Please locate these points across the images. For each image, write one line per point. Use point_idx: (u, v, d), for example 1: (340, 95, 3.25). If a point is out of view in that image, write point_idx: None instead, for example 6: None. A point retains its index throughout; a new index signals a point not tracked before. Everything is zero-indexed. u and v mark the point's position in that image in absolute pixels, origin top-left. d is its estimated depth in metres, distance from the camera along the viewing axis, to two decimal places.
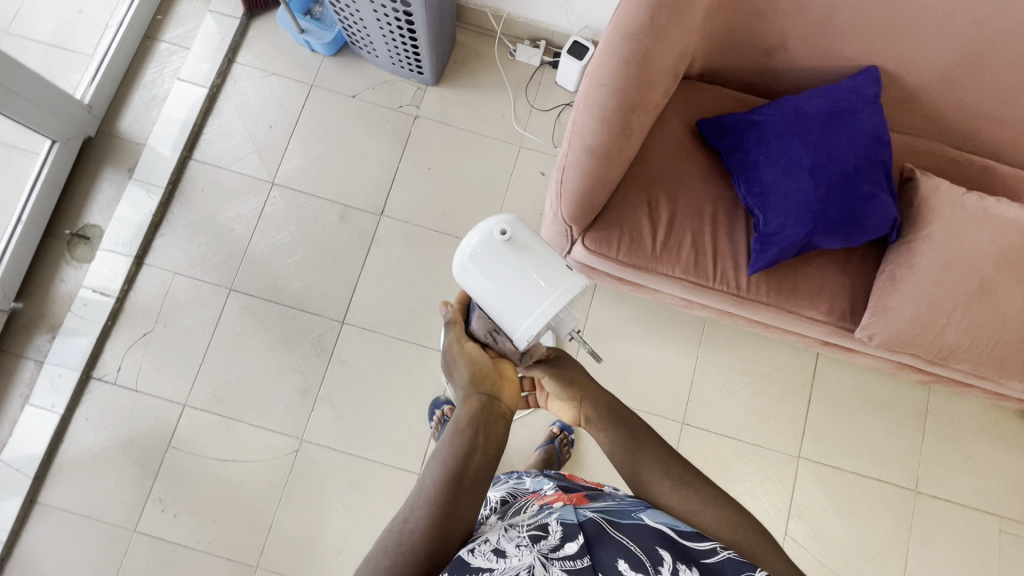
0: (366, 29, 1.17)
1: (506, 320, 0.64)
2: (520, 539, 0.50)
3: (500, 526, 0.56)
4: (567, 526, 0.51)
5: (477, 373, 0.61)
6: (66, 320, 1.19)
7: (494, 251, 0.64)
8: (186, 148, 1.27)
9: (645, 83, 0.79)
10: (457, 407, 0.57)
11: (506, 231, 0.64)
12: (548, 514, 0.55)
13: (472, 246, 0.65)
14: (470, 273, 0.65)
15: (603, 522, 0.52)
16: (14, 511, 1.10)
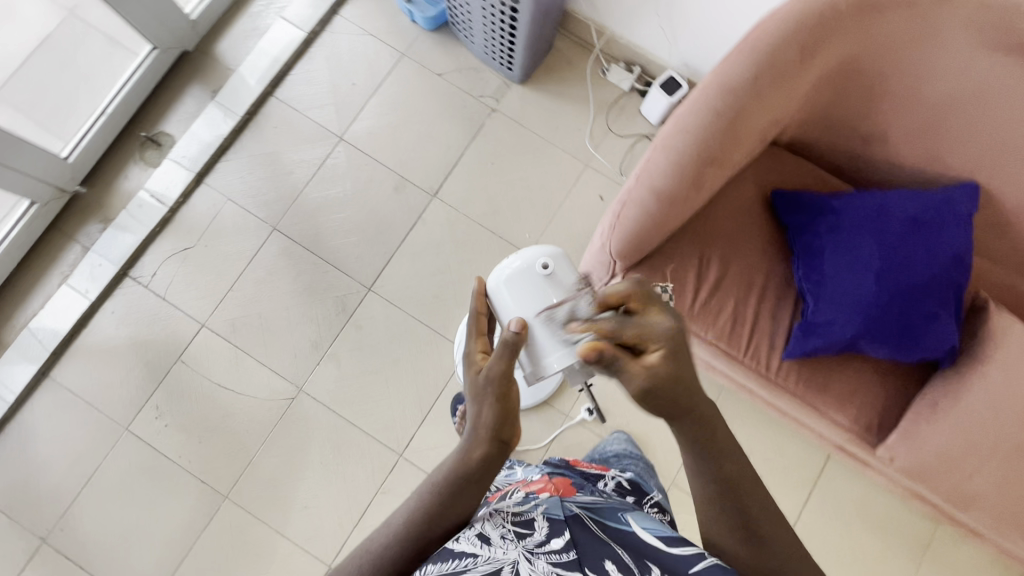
0: (470, 14, 1.16)
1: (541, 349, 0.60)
2: (505, 531, 0.49)
3: (487, 512, 0.55)
4: (553, 521, 0.49)
5: (504, 419, 0.52)
6: (120, 214, 1.22)
7: (535, 281, 0.65)
8: (271, 84, 1.29)
9: (730, 140, 0.75)
10: (474, 452, 0.52)
11: (548, 266, 0.65)
12: (535, 506, 0.53)
13: (517, 270, 0.65)
14: (508, 296, 0.64)
15: (589, 522, 0.50)
16: (25, 379, 1.14)
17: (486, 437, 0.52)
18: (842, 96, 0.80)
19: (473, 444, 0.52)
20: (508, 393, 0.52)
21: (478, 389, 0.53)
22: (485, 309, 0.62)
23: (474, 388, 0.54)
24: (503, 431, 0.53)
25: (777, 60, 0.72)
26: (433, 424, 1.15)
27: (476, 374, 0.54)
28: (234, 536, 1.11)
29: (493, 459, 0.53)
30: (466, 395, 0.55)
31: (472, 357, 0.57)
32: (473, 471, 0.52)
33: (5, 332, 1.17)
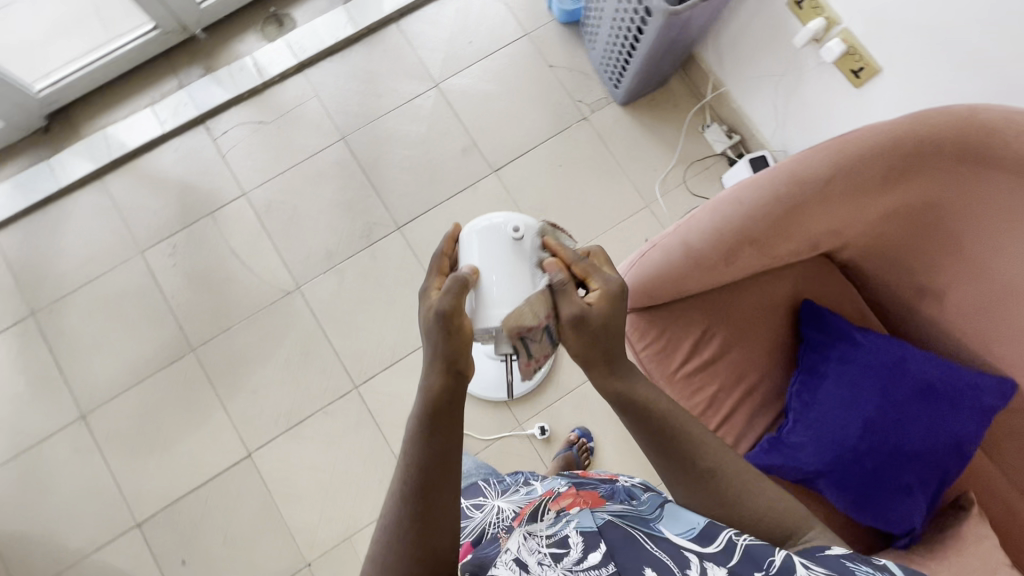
0: (600, 21, 1.17)
1: (481, 302, 0.60)
2: (542, 554, 0.49)
3: (519, 532, 0.55)
4: (586, 537, 0.49)
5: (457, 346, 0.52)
6: (222, 70, 1.30)
7: (508, 243, 0.63)
8: (399, 11, 1.34)
9: (781, 229, 0.73)
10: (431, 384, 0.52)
11: (520, 230, 0.63)
12: (565, 521, 0.53)
13: (489, 227, 0.63)
14: (476, 250, 0.62)
15: (624, 527, 0.51)
16: (81, 172, 1.24)
17: (440, 366, 0.52)
18: (915, 238, 0.75)
19: (429, 374, 0.52)
20: (459, 324, 0.52)
21: (431, 319, 0.53)
22: (452, 254, 0.64)
23: (426, 318, 0.54)
24: (455, 361, 0.52)
25: (858, 172, 0.69)
26: (398, 374, 1.17)
27: (428, 307, 0.55)
28: (185, 387, 1.17)
29: (451, 392, 0.52)
30: (419, 326, 0.55)
31: (427, 292, 0.57)
32: (447, 401, 0.52)
33: (84, 126, 1.28)
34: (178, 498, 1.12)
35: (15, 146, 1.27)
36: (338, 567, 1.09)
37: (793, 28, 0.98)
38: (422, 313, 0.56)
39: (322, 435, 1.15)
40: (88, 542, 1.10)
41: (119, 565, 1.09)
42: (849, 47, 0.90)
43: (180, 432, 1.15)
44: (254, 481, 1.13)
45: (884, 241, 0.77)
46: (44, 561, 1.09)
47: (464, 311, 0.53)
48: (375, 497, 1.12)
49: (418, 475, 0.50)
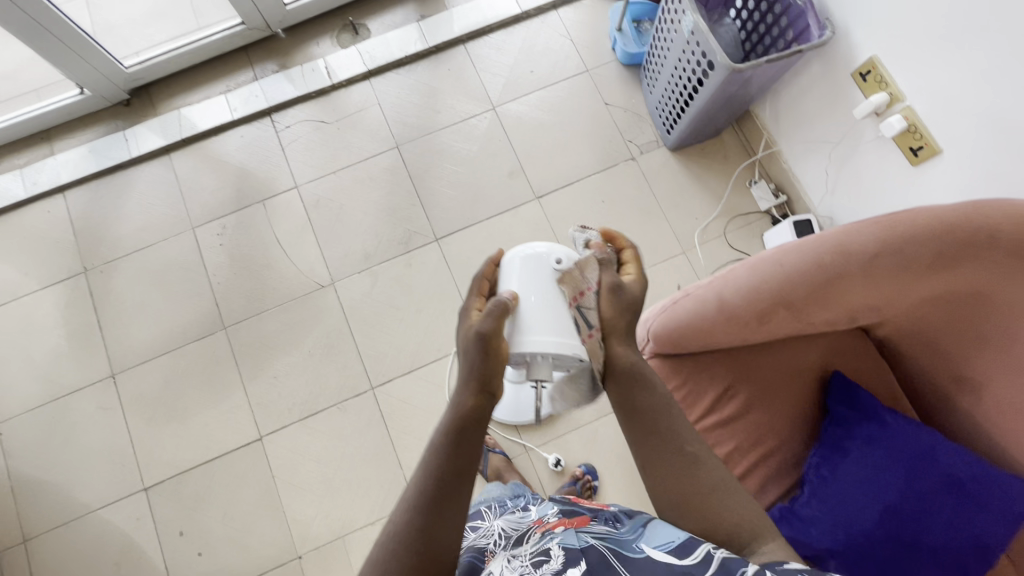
0: (661, 68, 1.19)
1: (515, 327, 0.63)
2: (523, 569, 0.53)
3: (504, 554, 0.59)
4: (569, 551, 0.54)
5: (494, 366, 0.55)
6: (295, 68, 1.37)
7: (549, 274, 0.66)
8: (468, 35, 1.40)
9: (819, 297, 0.73)
10: (464, 402, 0.55)
11: (562, 262, 0.66)
12: (549, 540, 0.57)
13: (533, 257, 0.66)
14: (517, 278, 0.66)
15: (604, 549, 0.53)
16: (152, 146, 1.32)
17: (474, 386, 0.55)
18: (957, 328, 0.73)
19: (461, 392, 0.55)
20: (497, 348, 0.55)
21: (470, 340, 0.56)
22: (491, 279, 0.67)
23: (465, 338, 0.57)
24: (488, 382, 0.55)
25: (905, 253, 0.69)
26: (414, 381, 1.19)
27: (468, 327, 0.58)
28: (211, 363, 1.21)
29: (479, 410, 0.55)
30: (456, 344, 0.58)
31: (467, 312, 0.61)
32: (473, 419, 0.54)
33: (162, 105, 1.36)
34: (186, 470, 1.15)
35: (97, 114, 1.36)
36: (327, 564, 1.10)
37: (854, 99, 0.98)
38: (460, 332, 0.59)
39: (332, 430, 1.17)
40: (96, 498, 1.14)
41: (121, 526, 1.12)
42: (909, 124, 0.89)
43: (200, 405, 1.18)
44: (260, 465, 1.15)
45: (924, 326, 0.75)
46: (53, 510, 1.13)
47: (501, 335, 0.56)
48: (373, 500, 1.13)
49: (430, 483, 0.52)
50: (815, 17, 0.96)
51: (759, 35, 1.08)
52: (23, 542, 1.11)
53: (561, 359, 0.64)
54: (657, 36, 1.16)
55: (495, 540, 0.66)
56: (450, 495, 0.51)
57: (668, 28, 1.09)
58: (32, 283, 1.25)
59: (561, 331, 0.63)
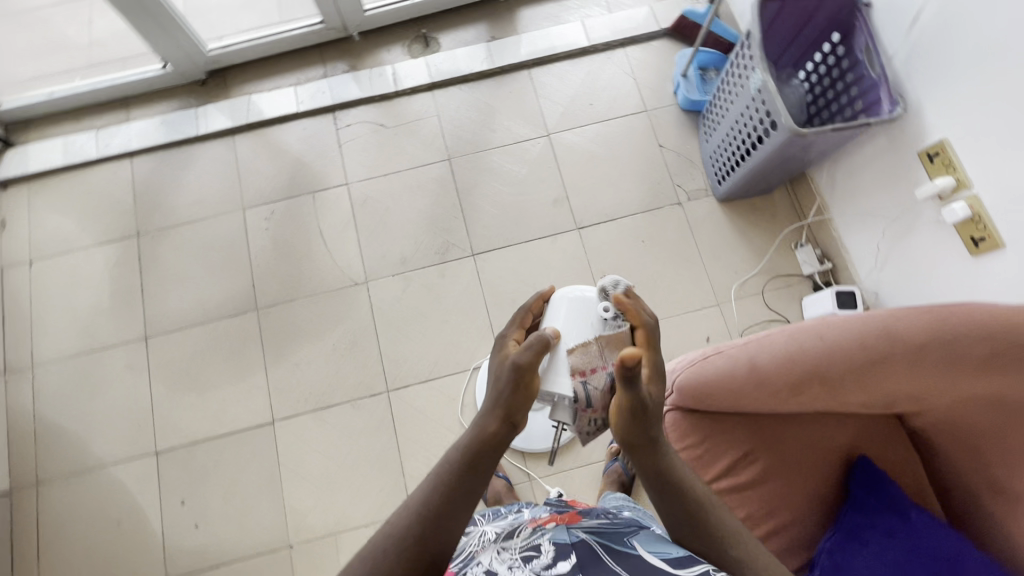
0: (721, 119, 1.19)
1: (549, 369, 0.64)
2: (512, 560, 0.54)
3: (495, 547, 0.60)
4: (559, 548, 0.55)
5: (523, 398, 0.56)
6: (364, 71, 1.42)
7: (595, 326, 0.66)
8: (534, 61, 1.42)
9: (856, 377, 0.70)
10: (487, 428, 0.54)
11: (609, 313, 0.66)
12: (541, 536, 0.59)
13: (583, 302, 0.67)
14: (564, 321, 0.66)
15: (595, 547, 0.54)
16: (218, 126, 1.38)
17: (499, 412, 0.54)
18: (1001, 437, 0.68)
19: (483, 417, 0.55)
20: (530, 381, 0.56)
21: (503, 368, 0.57)
22: (536, 312, 0.68)
23: (498, 367, 0.58)
24: (513, 411, 0.55)
25: (955, 348, 0.66)
26: (429, 390, 1.20)
27: (503, 358, 0.59)
28: (238, 341, 1.24)
29: (500, 437, 0.54)
30: (489, 373, 0.59)
31: (504, 342, 0.61)
32: (493, 444, 0.54)
33: (234, 89, 1.43)
34: (197, 441, 1.18)
35: (173, 89, 1.43)
36: (315, 558, 1.10)
37: (917, 178, 0.96)
38: (495, 362, 0.60)
39: (343, 425, 1.18)
40: (109, 455, 1.17)
41: (127, 485, 1.15)
42: (974, 214, 0.86)
43: (220, 380, 1.21)
44: (268, 448, 1.17)
45: (965, 425, 0.71)
46: (67, 459, 1.17)
47: (535, 368, 0.57)
48: (371, 503, 1.13)
49: (441, 499, 0.50)
50: (888, 92, 0.95)
51: (826, 101, 1.08)
52: (35, 485, 1.15)
53: (583, 408, 0.65)
54: (722, 87, 1.16)
55: (489, 534, 0.68)
56: (455, 516, 0.50)
57: (735, 82, 1.09)
58: (87, 239, 1.31)
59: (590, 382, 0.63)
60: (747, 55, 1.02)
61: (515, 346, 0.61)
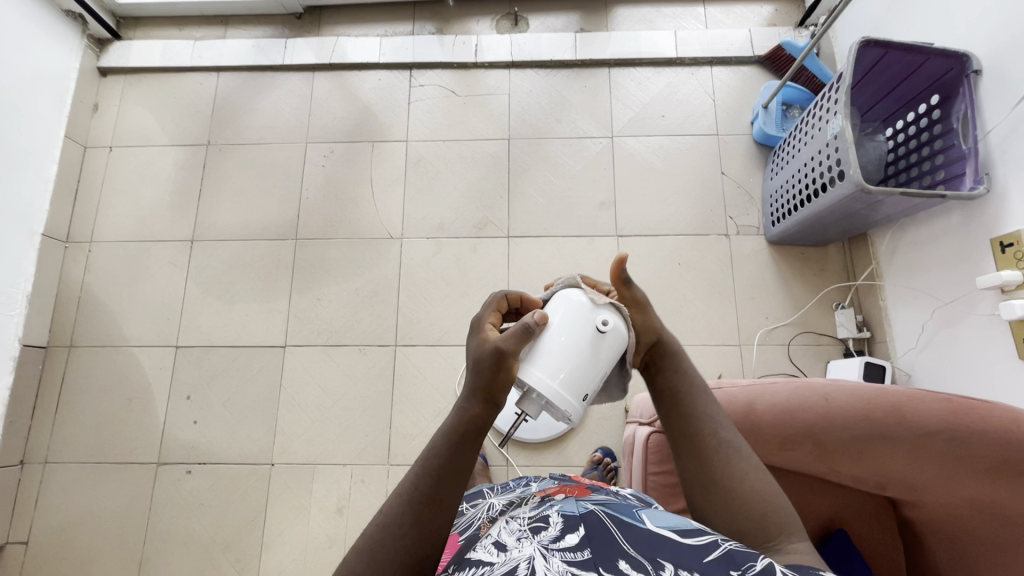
0: (792, 157, 1.14)
1: (523, 357, 0.55)
2: (520, 532, 0.53)
3: (502, 519, 0.60)
4: (567, 519, 0.54)
5: (496, 386, 0.52)
6: (449, 36, 1.44)
7: (585, 330, 0.56)
8: (616, 61, 1.40)
9: (853, 449, 0.67)
10: (464, 410, 0.52)
11: (607, 326, 0.56)
12: (548, 508, 0.59)
13: (582, 305, 0.57)
14: (555, 312, 0.57)
15: (604, 519, 0.54)
16: (302, 60, 1.43)
17: (477, 394, 0.52)
18: (994, 546, 0.64)
19: (464, 400, 0.53)
20: (508, 372, 0.52)
21: (483, 352, 0.53)
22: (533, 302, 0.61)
23: (478, 350, 0.54)
24: (492, 393, 0.52)
25: (967, 445, 0.62)
26: (435, 354, 1.22)
27: (482, 342, 0.54)
28: (272, 264, 1.30)
29: (484, 418, 0.52)
30: (465, 356, 0.55)
31: (482, 326, 0.56)
32: (477, 426, 0.52)
33: (326, 29, 1.49)
34: (214, 346, 1.25)
35: (272, 16, 1.50)
36: (293, 481, 1.16)
37: (983, 266, 0.89)
38: (472, 346, 0.55)
39: (346, 367, 1.23)
40: (136, 336, 1.26)
41: (145, 369, 1.24)
42: None
43: (248, 296, 1.28)
44: (274, 370, 1.23)
45: (955, 526, 0.67)
46: (99, 332, 1.27)
47: (518, 357, 0.53)
48: (354, 444, 1.17)
49: (429, 482, 0.49)
50: (974, 168, 0.88)
51: (907, 163, 1.01)
52: (68, 347, 1.26)
53: (554, 408, 0.57)
54: (800, 126, 1.11)
55: (494, 508, 0.68)
56: (444, 496, 0.49)
57: (814, 125, 1.04)
58: (164, 137, 1.40)
59: (565, 385, 0.54)
60: (832, 98, 0.97)
61: (494, 331, 0.56)
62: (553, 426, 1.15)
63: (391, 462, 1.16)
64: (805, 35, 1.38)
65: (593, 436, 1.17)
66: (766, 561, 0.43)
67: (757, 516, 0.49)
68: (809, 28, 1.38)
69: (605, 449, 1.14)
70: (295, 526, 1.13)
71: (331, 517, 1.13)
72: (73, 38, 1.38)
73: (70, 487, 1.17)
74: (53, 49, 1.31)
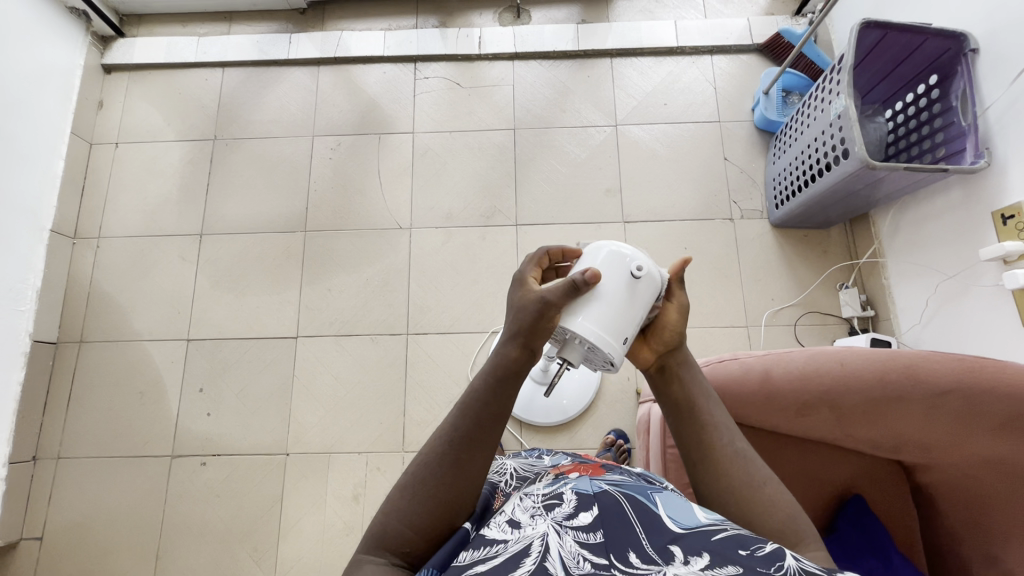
0: (795, 140, 1.16)
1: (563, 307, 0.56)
2: (534, 509, 0.50)
3: (515, 495, 0.57)
4: (581, 498, 0.52)
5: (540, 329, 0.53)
6: (452, 29, 1.45)
7: (620, 276, 0.56)
8: (618, 50, 1.43)
9: (868, 413, 0.69)
10: (510, 356, 0.53)
11: (643, 271, 0.57)
12: (563, 485, 0.56)
13: (616, 252, 0.58)
14: (591, 261, 0.58)
15: (618, 500, 0.52)
16: (306, 55, 1.44)
17: (519, 340, 0.53)
18: (1010, 504, 0.66)
19: (504, 345, 0.54)
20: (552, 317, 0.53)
21: (525, 301, 0.54)
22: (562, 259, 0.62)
23: (520, 301, 0.55)
24: (534, 338, 0.53)
25: (978, 402, 0.64)
26: (447, 342, 1.23)
27: (524, 293, 0.55)
28: (282, 256, 1.31)
29: (522, 364, 0.53)
30: (508, 307, 0.56)
31: (523, 279, 0.58)
32: (514, 370, 0.53)
33: (330, 24, 1.50)
34: (226, 338, 1.25)
35: (275, 11, 1.51)
36: (308, 471, 1.16)
37: (985, 237, 0.92)
38: (514, 299, 0.56)
39: (359, 355, 1.23)
40: (147, 330, 1.26)
41: (157, 362, 1.24)
42: None
43: (258, 288, 1.28)
44: (287, 360, 1.24)
45: (970, 486, 0.69)
46: (109, 327, 1.27)
47: (560, 304, 0.54)
48: (368, 432, 1.18)
49: (469, 424, 0.50)
50: (974, 143, 0.91)
51: (908, 142, 1.04)
52: (78, 342, 1.26)
53: (595, 354, 0.57)
54: (801, 109, 1.13)
55: (504, 476, 0.66)
56: (478, 451, 0.50)
57: (815, 106, 1.06)
58: (170, 133, 1.40)
59: (607, 329, 0.54)
60: (834, 80, 0.99)
61: (535, 284, 0.57)
62: (567, 410, 1.17)
63: (406, 449, 1.17)
64: (802, 24, 1.41)
65: (605, 419, 1.19)
66: (773, 543, 0.44)
67: (791, 542, 0.50)
68: (806, 16, 1.41)
69: (617, 430, 1.16)
70: (312, 514, 1.14)
71: (348, 504, 1.14)
72: (76, 34, 1.38)
73: (84, 481, 1.17)
74: (57, 46, 1.31)
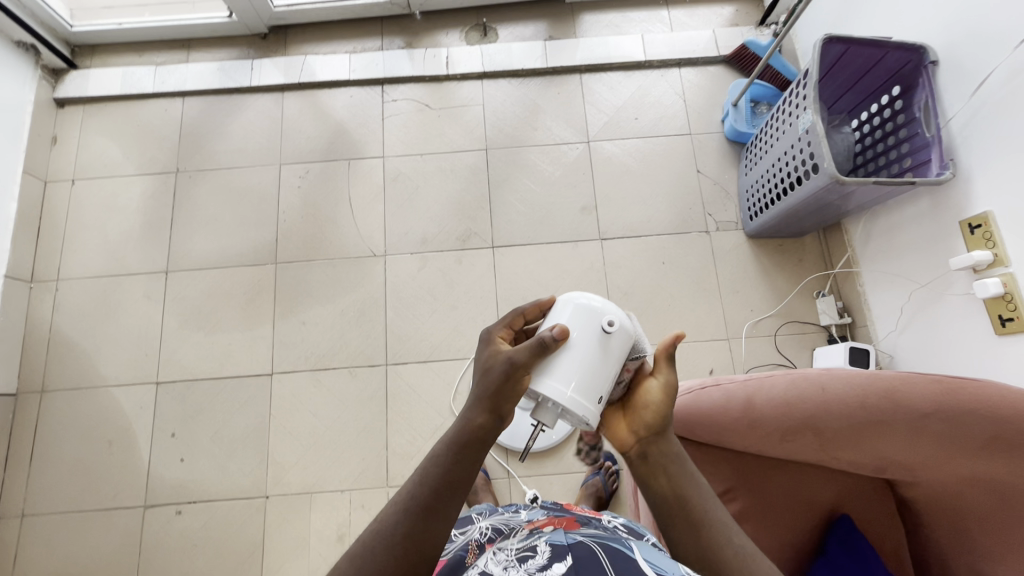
0: (764, 154, 1.16)
1: (536, 368, 0.56)
2: (508, 561, 0.52)
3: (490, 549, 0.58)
4: (555, 548, 0.53)
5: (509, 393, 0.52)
6: (419, 50, 1.43)
7: (591, 332, 0.57)
8: (587, 67, 1.42)
9: (853, 436, 0.68)
10: (478, 422, 0.51)
11: (614, 326, 0.57)
12: (537, 538, 0.57)
13: (588, 306, 0.58)
14: (563, 319, 0.58)
15: (592, 547, 0.53)
16: (269, 81, 1.41)
17: (486, 405, 0.52)
18: (995, 521, 0.67)
19: (469, 410, 0.52)
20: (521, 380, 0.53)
21: (493, 363, 0.54)
22: (532, 314, 0.62)
23: (488, 363, 0.55)
24: (502, 403, 0.52)
25: (962, 424, 0.64)
26: (427, 371, 1.21)
27: (494, 353, 0.55)
28: (252, 290, 1.27)
29: (488, 431, 0.51)
30: (476, 369, 0.55)
31: (491, 339, 0.58)
32: (480, 438, 0.51)
33: (293, 49, 1.46)
34: (196, 379, 1.21)
35: (235, 38, 1.47)
36: (290, 513, 1.12)
37: (954, 247, 0.93)
38: (483, 358, 0.56)
39: (337, 390, 1.20)
40: (113, 375, 1.21)
41: (126, 408, 1.19)
42: (1006, 292, 0.83)
43: (229, 325, 1.24)
44: (263, 398, 1.20)
45: (953, 502, 0.70)
46: (73, 374, 1.21)
47: (529, 366, 0.54)
48: (351, 469, 1.15)
49: (431, 486, 0.48)
50: (940, 154, 0.92)
51: (875, 153, 1.05)
52: (40, 393, 1.20)
53: (570, 415, 0.57)
54: (770, 122, 1.14)
55: (481, 534, 0.66)
56: (444, 511, 0.48)
57: (783, 120, 1.06)
58: (130, 167, 1.35)
59: (579, 389, 0.55)
60: (799, 94, 1.00)
61: (504, 344, 0.57)
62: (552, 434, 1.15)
63: (390, 484, 1.14)
64: (766, 34, 1.42)
65: None
66: None
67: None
68: (770, 26, 1.43)
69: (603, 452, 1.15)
70: (296, 558, 1.10)
71: (332, 546, 1.10)
72: (26, 70, 1.32)
73: (51, 538, 1.12)
74: (5, 81, 1.25)
